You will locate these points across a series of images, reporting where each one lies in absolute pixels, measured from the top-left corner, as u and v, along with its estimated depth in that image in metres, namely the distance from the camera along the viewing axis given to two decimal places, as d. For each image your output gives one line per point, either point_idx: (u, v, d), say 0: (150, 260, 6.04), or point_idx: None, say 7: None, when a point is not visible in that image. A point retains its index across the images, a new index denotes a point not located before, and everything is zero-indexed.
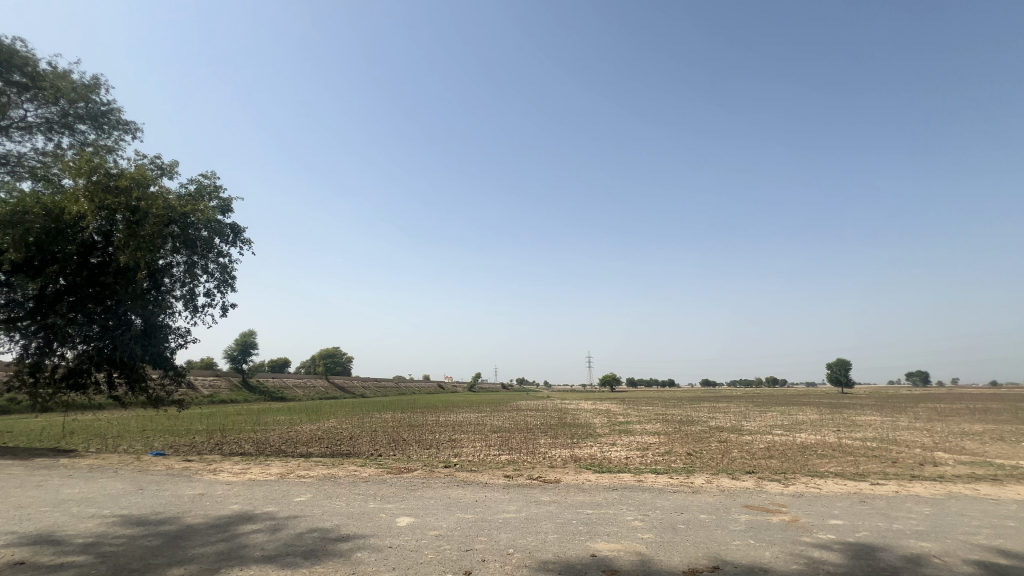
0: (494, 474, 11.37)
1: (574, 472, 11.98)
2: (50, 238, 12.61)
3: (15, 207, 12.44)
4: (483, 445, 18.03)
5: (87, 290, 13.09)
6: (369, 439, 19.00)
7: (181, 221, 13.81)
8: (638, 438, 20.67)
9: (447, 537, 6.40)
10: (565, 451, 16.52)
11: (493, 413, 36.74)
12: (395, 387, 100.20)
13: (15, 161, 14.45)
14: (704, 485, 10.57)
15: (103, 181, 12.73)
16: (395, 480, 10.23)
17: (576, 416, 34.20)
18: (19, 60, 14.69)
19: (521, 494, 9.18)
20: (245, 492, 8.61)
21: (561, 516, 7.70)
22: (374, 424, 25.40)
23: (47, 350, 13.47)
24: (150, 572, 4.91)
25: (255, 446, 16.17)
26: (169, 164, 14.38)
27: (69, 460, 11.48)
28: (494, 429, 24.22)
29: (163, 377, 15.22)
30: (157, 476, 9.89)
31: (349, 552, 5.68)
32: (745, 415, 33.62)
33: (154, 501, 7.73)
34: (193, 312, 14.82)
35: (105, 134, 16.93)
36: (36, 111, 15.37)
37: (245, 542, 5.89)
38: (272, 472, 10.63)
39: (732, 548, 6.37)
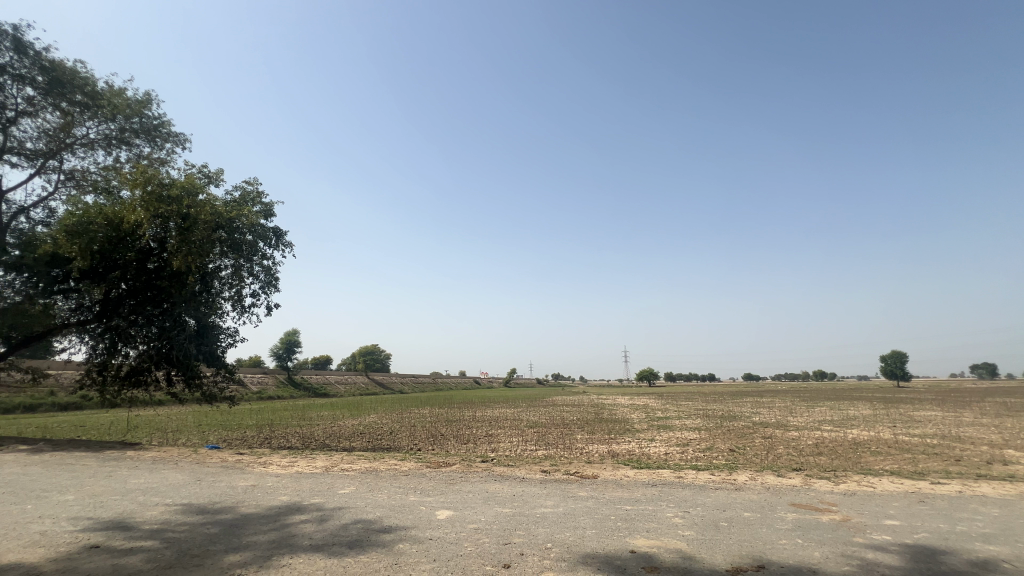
0: (530, 469, 11.38)
1: (612, 468, 11.87)
2: (112, 246, 13.46)
3: (80, 218, 13.38)
4: (519, 440, 18.05)
5: (146, 293, 13.71)
6: (408, 434, 19.43)
7: (227, 227, 14.55)
8: (678, 434, 20.15)
9: (486, 530, 6.49)
10: (602, 447, 16.34)
11: (531, 408, 36.91)
12: (432, 384, 101.58)
13: (81, 176, 15.57)
14: (748, 482, 10.25)
15: (157, 191, 13.55)
16: (435, 474, 10.46)
17: (613, 411, 34.02)
18: (80, 81, 15.73)
19: (558, 489, 9.19)
20: (293, 484, 8.99)
21: (599, 512, 7.65)
22: (413, 420, 26.04)
23: (113, 351, 14.48)
24: (209, 558, 5.22)
25: (301, 441, 16.88)
26: (215, 172, 15.12)
27: (136, 452, 12.33)
28: (530, 424, 24.20)
29: (215, 375, 16.06)
30: (214, 468, 10.49)
31: (391, 544, 5.83)
32: (791, 410, 32.12)
33: (211, 491, 8.22)
34: (241, 312, 15.54)
35: (158, 147, 18.02)
36: (97, 128, 16.48)
37: (295, 531, 6.16)
38: (317, 466, 11.07)
39: (779, 548, 6.15)
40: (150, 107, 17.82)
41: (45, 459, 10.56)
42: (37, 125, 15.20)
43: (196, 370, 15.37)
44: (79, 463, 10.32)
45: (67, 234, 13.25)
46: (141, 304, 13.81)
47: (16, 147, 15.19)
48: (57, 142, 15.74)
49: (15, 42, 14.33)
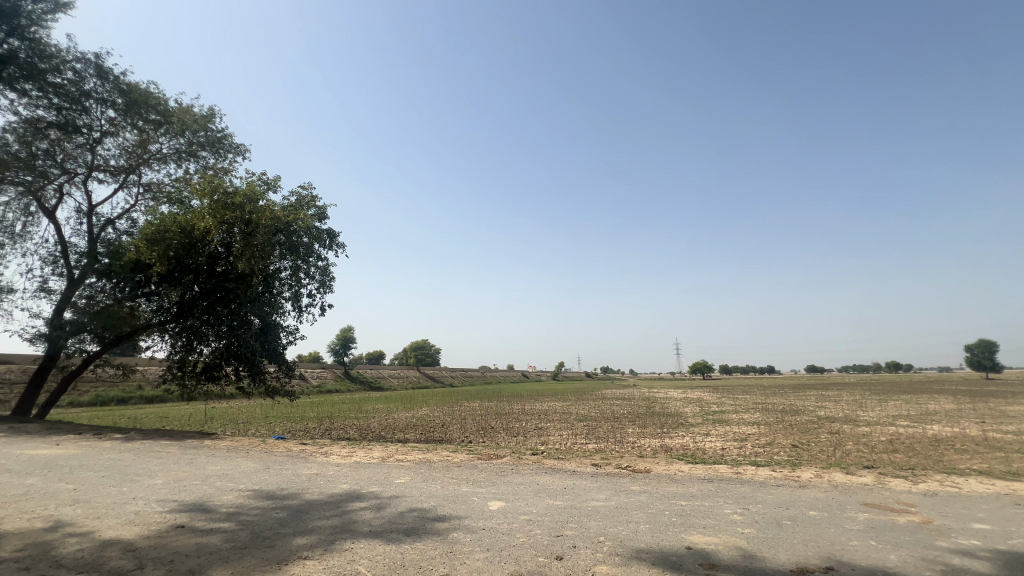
0: (580, 462, 11.32)
1: (665, 462, 11.60)
2: (185, 252, 14.73)
3: (157, 227, 14.61)
4: (568, 434, 17.98)
5: (216, 293, 15.07)
6: (459, 427, 19.84)
7: (285, 230, 15.45)
8: (735, 429, 19.34)
9: (538, 522, 6.52)
10: (654, 441, 15.96)
11: (580, 401, 36.72)
12: (480, 378, 103.18)
13: (158, 189, 16.94)
14: (813, 479, 9.71)
15: (223, 200, 14.75)
16: (486, 465, 10.65)
17: (665, 405, 33.29)
18: (154, 101, 17.16)
19: (610, 483, 9.11)
20: (352, 473, 9.43)
21: (653, 507, 7.50)
22: (464, 413, 26.55)
23: (190, 348, 15.53)
24: (279, 540, 5.57)
25: (359, 432, 17.61)
26: (273, 179, 16.03)
27: (212, 442, 13.32)
28: (579, 418, 24.04)
29: (279, 370, 16.69)
30: (281, 457, 11.19)
31: (446, 532, 6.00)
32: (862, 404, 29.96)
33: (279, 478, 8.77)
34: (300, 311, 16.40)
35: (222, 158, 19.27)
36: (169, 143, 17.87)
37: (356, 518, 6.46)
38: (375, 456, 11.55)
39: (850, 549, 5.79)
40: (214, 121, 19.11)
41: (136, 447, 11.64)
42: (118, 144, 16.70)
43: (260, 366, 16.02)
44: (165, 451, 11.29)
45: (147, 242, 14.52)
46: (212, 304, 15.12)
47: (102, 164, 16.76)
48: (136, 158, 17.23)
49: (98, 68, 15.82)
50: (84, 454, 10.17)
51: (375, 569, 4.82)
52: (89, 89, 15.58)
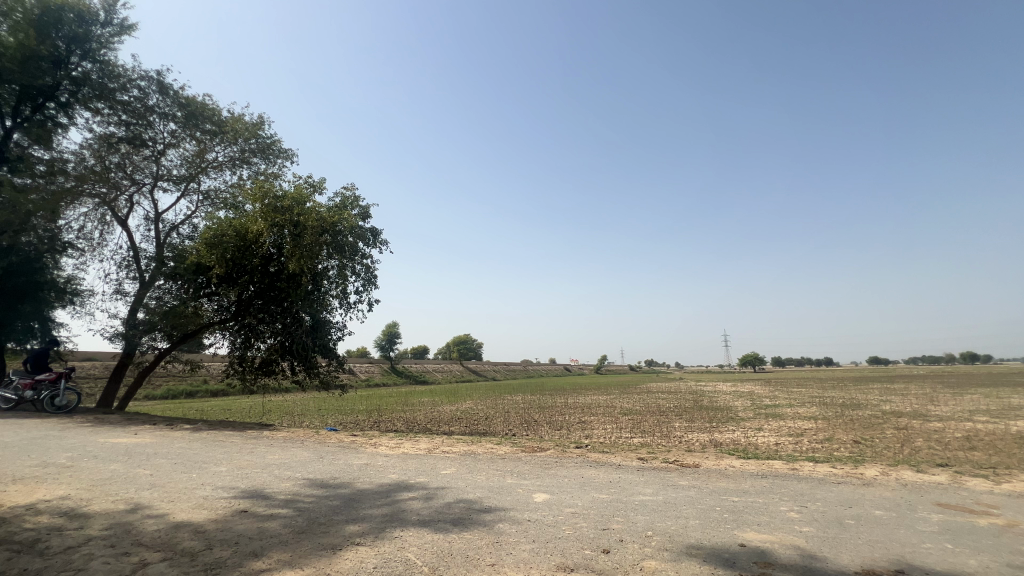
0: (626, 456, 11.14)
1: (715, 457, 11.24)
2: (241, 254, 15.61)
3: (216, 231, 15.55)
4: (613, 427, 17.76)
5: (271, 292, 15.90)
6: (503, 420, 19.99)
7: (331, 231, 16.04)
8: (790, 423, 18.45)
9: (584, 515, 6.47)
10: (703, 435, 15.49)
11: (625, 395, 36.11)
12: (522, 372, 103.72)
13: (216, 196, 17.98)
14: (879, 477, 9.11)
15: (273, 204, 15.60)
16: (530, 458, 10.68)
17: (714, 398, 32.25)
18: (209, 112, 18.17)
19: (657, 477, 8.93)
20: (400, 464, 9.70)
21: (703, 502, 7.28)
22: (507, 406, 26.73)
23: (248, 345, 16.38)
24: (333, 526, 5.82)
25: (406, 425, 18.10)
26: (319, 181, 16.65)
27: (270, 432, 14.08)
28: (624, 411, 23.68)
29: (330, 365, 17.33)
30: (334, 447, 11.67)
31: (492, 523, 6.05)
32: (934, 399, 27.76)
33: (332, 468, 9.16)
34: (348, 308, 17.00)
35: (272, 163, 20.00)
36: (224, 151, 18.71)
37: (405, 507, 6.65)
38: (421, 448, 11.82)
39: (922, 552, 5.40)
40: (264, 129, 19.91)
41: (203, 437, 12.49)
42: (179, 154, 17.82)
43: (312, 361, 16.72)
44: (228, 440, 12.06)
45: (207, 246, 15.49)
46: (267, 303, 15.95)
47: (166, 174, 17.93)
48: (195, 167, 18.28)
49: (160, 85, 17.14)
50: (159, 442, 11.03)
51: (424, 557, 4.93)
52: (152, 105, 16.94)
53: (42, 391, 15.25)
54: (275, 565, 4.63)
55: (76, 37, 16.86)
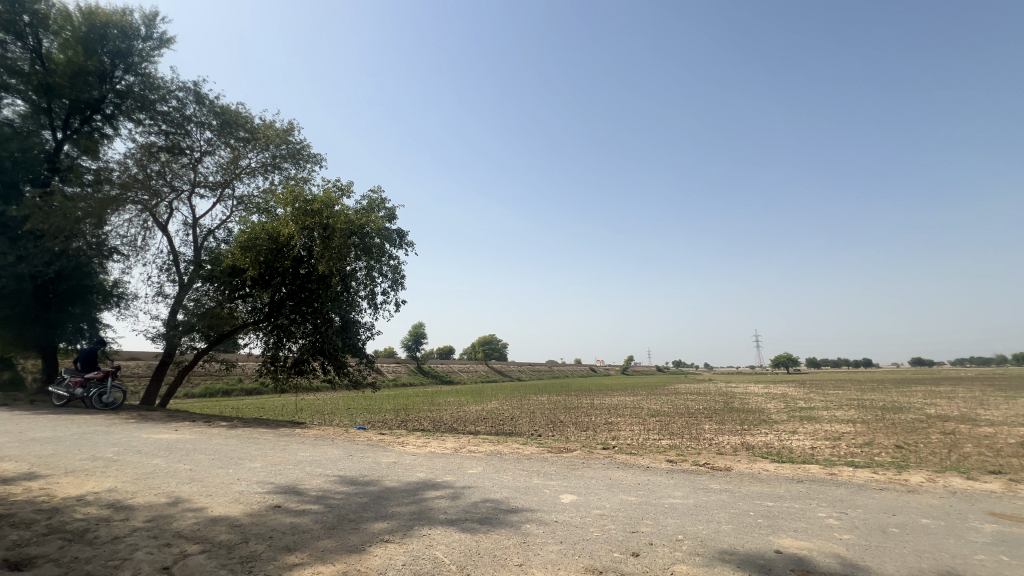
0: (654, 458, 10.94)
1: (748, 460, 10.92)
2: (273, 256, 16.09)
3: (249, 234, 16.07)
4: (640, 429, 17.51)
5: (302, 294, 16.36)
6: (528, 420, 19.97)
7: (359, 232, 16.36)
8: (827, 427, 17.79)
9: (612, 517, 6.38)
10: (734, 438, 15.09)
11: (653, 396, 35.51)
12: (548, 372, 103.46)
13: (249, 201, 18.58)
14: (925, 484, 8.67)
15: (303, 207, 16.05)
16: (556, 458, 10.62)
17: (745, 400, 31.40)
18: (242, 120, 18.78)
19: (687, 480, 8.74)
20: (427, 463, 9.79)
21: (735, 506, 7.08)
22: (532, 406, 26.65)
23: (280, 345, 16.80)
24: (362, 523, 5.91)
25: (432, 424, 18.27)
26: (346, 184, 17.02)
27: (302, 430, 14.46)
28: (651, 413, 23.33)
29: (359, 364, 17.65)
30: (363, 445, 11.88)
31: (519, 523, 6.03)
32: (983, 402, 26.36)
33: (361, 465, 9.33)
34: (376, 309, 17.30)
35: (302, 168, 20.42)
36: (257, 156, 19.12)
37: (433, 506, 6.70)
38: (448, 447, 11.91)
39: (974, 563, 5.09)
40: (294, 135, 20.37)
41: (238, 434, 12.90)
42: (215, 161, 18.47)
43: (342, 360, 17.06)
44: (262, 437, 12.42)
45: (241, 249, 16.03)
46: (298, 304, 16.40)
47: (202, 181, 18.59)
48: (229, 173, 18.90)
49: (197, 95, 17.94)
50: (197, 438, 11.46)
51: (451, 555, 4.96)
52: (189, 115, 17.77)
53: (91, 389, 16.06)
54: (308, 560, 4.73)
55: (120, 53, 17.82)
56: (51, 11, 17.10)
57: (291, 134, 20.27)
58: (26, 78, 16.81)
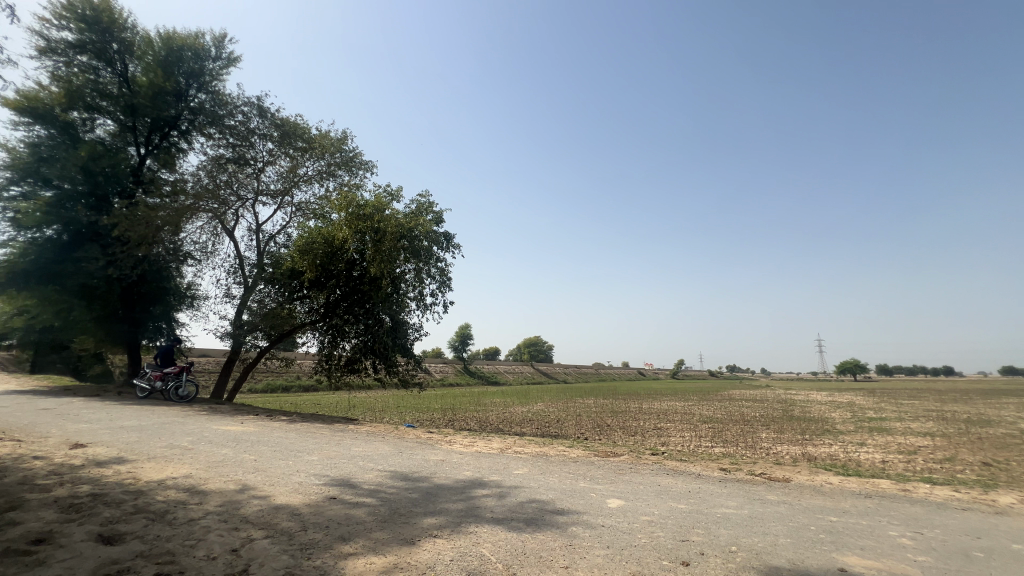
0: (706, 466, 10.55)
1: (809, 472, 10.31)
2: (329, 259, 16.89)
3: (307, 239, 16.98)
4: (691, 435, 16.93)
5: (355, 295, 17.10)
6: (575, 422, 19.81)
7: (408, 236, 16.93)
8: (901, 439, 16.46)
9: (661, 524, 6.22)
10: (794, 448, 14.28)
11: (706, 402, 34.18)
12: (595, 375, 102.12)
13: (306, 207, 19.60)
14: (1017, 506, 7.85)
15: (356, 212, 16.80)
16: (603, 462, 10.47)
17: (807, 408, 29.60)
18: (299, 130, 19.84)
19: (741, 489, 8.39)
20: (474, 462, 9.95)
21: (795, 520, 6.71)
22: (579, 409, 26.39)
23: (334, 345, 17.50)
24: (412, 517, 6.09)
25: (479, 424, 18.52)
26: (396, 190, 17.61)
27: (355, 426, 15.05)
28: (703, 419, 22.48)
29: (408, 364, 18.15)
30: (412, 443, 12.23)
31: (566, 525, 6.01)
32: None
33: (411, 462, 9.61)
34: (424, 310, 17.76)
35: (355, 174, 21.29)
36: (314, 165, 20.10)
37: (480, 504, 6.80)
38: (494, 447, 12.04)
39: None
40: (348, 143, 21.29)
41: (297, 428, 13.63)
42: (276, 171, 19.63)
43: (392, 360, 17.61)
44: (319, 431, 13.05)
45: (299, 253, 16.97)
46: (352, 305, 17.13)
47: (265, 189, 19.80)
48: (289, 181, 20.02)
49: (260, 109, 19.16)
50: (261, 431, 12.21)
51: (498, 554, 5.01)
52: (253, 128, 19.02)
53: (169, 382, 17.48)
54: (361, 551, 4.93)
55: (194, 73, 19.41)
56: (135, 38, 18.78)
57: (345, 143, 21.20)
58: (115, 100, 18.55)
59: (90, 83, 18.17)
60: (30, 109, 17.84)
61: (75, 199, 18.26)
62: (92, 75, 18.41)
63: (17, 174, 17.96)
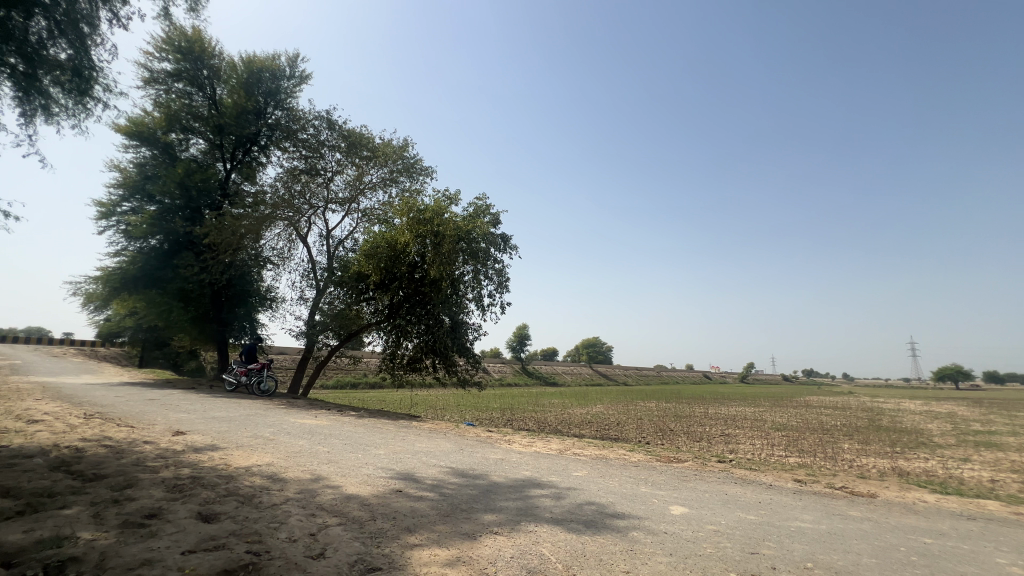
0: (778, 476, 9.93)
1: (899, 488, 9.41)
2: (392, 262, 17.66)
3: (372, 243, 17.86)
4: (763, 443, 15.99)
5: (417, 297, 17.77)
6: (636, 426, 19.32)
7: (466, 238, 17.35)
8: (1014, 457, 14.56)
9: (728, 534, 5.95)
10: (882, 461, 13.07)
11: (780, 409, 32.00)
12: (656, 378, 98.91)
13: (371, 213, 20.63)
14: None
15: (417, 217, 17.49)
16: (666, 468, 10.17)
17: (898, 418, 26.89)
18: (364, 141, 20.90)
19: (818, 503, 7.84)
20: (533, 462, 10.01)
21: (881, 538, 6.18)
22: (639, 412, 25.71)
23: (397, 345, 18.24)
24: (473, 513, 6.25)
25: (538, 425, 18.58)
26: (454, 194, 18.09)
27: (419, 423, 15.60)
28: (776, 426, 21.12)
29: (467, 363, 18.57)
30: (473, 441, 12.52)
31: (626, 530, 5.92)
32: None
33: (471, 459, 9.84)
34: (482, 311, 18.10)
35: (415, 180, 22.08)
36: (378, 172, 21.10)
37: (539, 504, 6.85)
38: (553, 448, 12.03)
39: None
40: (409, 150, 22.15)
41: (365, 422, 14.37)
42: (344, 180, 20.82)
43: (452, 359, 18.08)
44: (385, 427, 13.68)
45: (365, 257, 17.89)
46: (413, 307, 17.81)
47: (334, 198, 21.04)
48: (355, 189, 21.15)
49: (329, 122, 20.40)
50: (333, 425, 13.01)
51: (558, 554, 5.03)
52: (323, 140, 20.29)
53: (252, 377, 19.01)
54: (426, 542, 5.13)
55: (271, 92, 21.12)
56: (222, 64, 20.67)
57: (406, 150, 22.07)
58: (206, 121, 20.50)
59: (185, 107, 20.21)
60: (137, 133, 20.10)
61: (174, 212, 20.36)
62: (187, 100, 20.45)
63: (128, 191, 20.30)
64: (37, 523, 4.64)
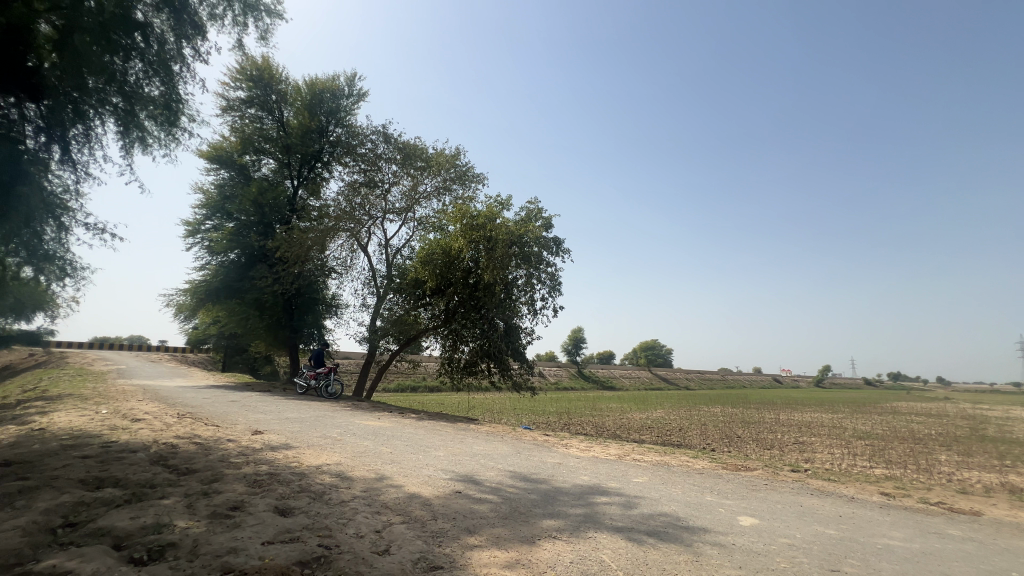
0: (861, 488, 9.15)
1: (1011, 506, 8.35)
2: (447, 268, 18.11)
3: (428, 250, 18.43)
4: (843, 452, 14.80)
5: (471, 301, 18.11)
6: (698, 432, 18.54)
7: (518, 242, 17.49)
8: None
9: (803, 549, 5.57)
10: (987, 476, 11.68)
11: (862, 415, 29.43)
12: (720, 381, 94.36)
13: (426, 221, 21.31)
14: None
15: (470, 222, 17.86)
16: (733, 476, 9.70)
17: (1005, 427, 23.94)
18: (418, 152, 21.65)
19: (911, 519, 7.14)
20: (591, 467, 9.87)
21: (989, 562, 5.52)
22: (702, 417, 24.63)
23: (453, 349, 18.64)
24: (532, 517, 6.25)
25: (595, 429, 18.29)
26: (506, 199, 18.31)
27: (476, 426, 15.85)
28: (858, 434, 19.47)
29: (521, 367, 18.64)
30: (530, 444, 12.54)
31: (692, 541, 5.68)
32: None
33: (529, 463, 9.86)
34: (535, 315, 18.13)
35: (468, 187, 22.53)
36: (432, 181, 21.75)
37: (599, 511, 6.73)
38: (612, 453, 11.80)
39: None
40: (461, 159, 22.64)
41: (425, 425, 14.80)
42: (400, 190, 21.68)
43: (506, 363, 18.23)
44: (444, 429, 14.02)
45: (422, 264, 18.49)
46: (468, 311, 18.15)
47: (391, 208, 21.93)
48: (411, 199, 21.93)
49: (385, 136, 21.35)
50: (395, 426, 13.51)
51: (618, 562, 4.92)
52: (380, 153, 21.19)
53: (321, 380, 20.13)
54: (485, 544, 5.20)
55: (332, 111, 22.43)
56: (288, 88, 22.18)
57: (458, 158, 22.59)
58: (275, 142, 22.08)
59: (257, 130, 21.89)
60: (217, 157, 22.01)
61: (249, 228, 22.06)
62: (258, 124, 22.12)
63: (210, 211, 22.26)
64: (141, 511, 5.18)
